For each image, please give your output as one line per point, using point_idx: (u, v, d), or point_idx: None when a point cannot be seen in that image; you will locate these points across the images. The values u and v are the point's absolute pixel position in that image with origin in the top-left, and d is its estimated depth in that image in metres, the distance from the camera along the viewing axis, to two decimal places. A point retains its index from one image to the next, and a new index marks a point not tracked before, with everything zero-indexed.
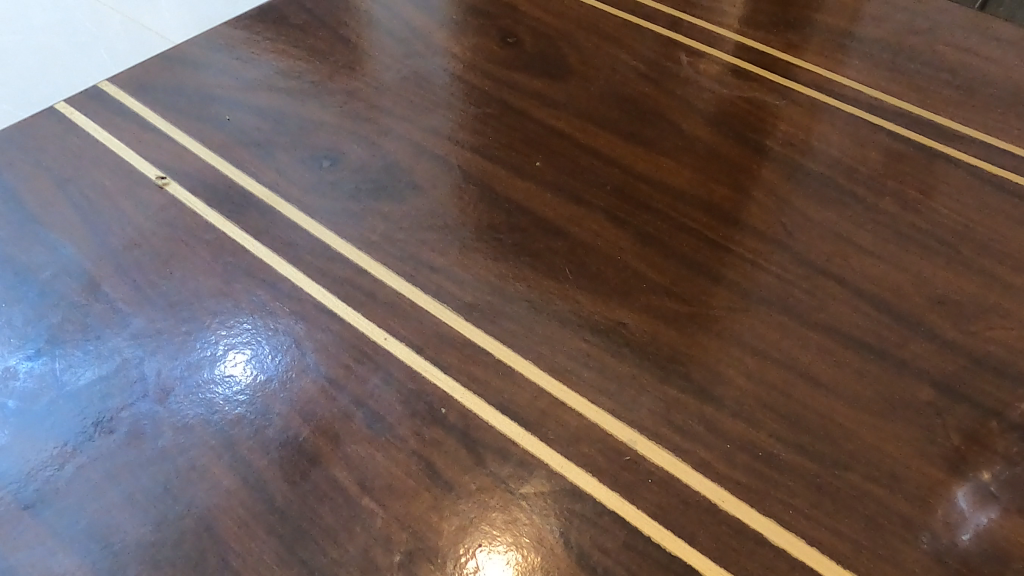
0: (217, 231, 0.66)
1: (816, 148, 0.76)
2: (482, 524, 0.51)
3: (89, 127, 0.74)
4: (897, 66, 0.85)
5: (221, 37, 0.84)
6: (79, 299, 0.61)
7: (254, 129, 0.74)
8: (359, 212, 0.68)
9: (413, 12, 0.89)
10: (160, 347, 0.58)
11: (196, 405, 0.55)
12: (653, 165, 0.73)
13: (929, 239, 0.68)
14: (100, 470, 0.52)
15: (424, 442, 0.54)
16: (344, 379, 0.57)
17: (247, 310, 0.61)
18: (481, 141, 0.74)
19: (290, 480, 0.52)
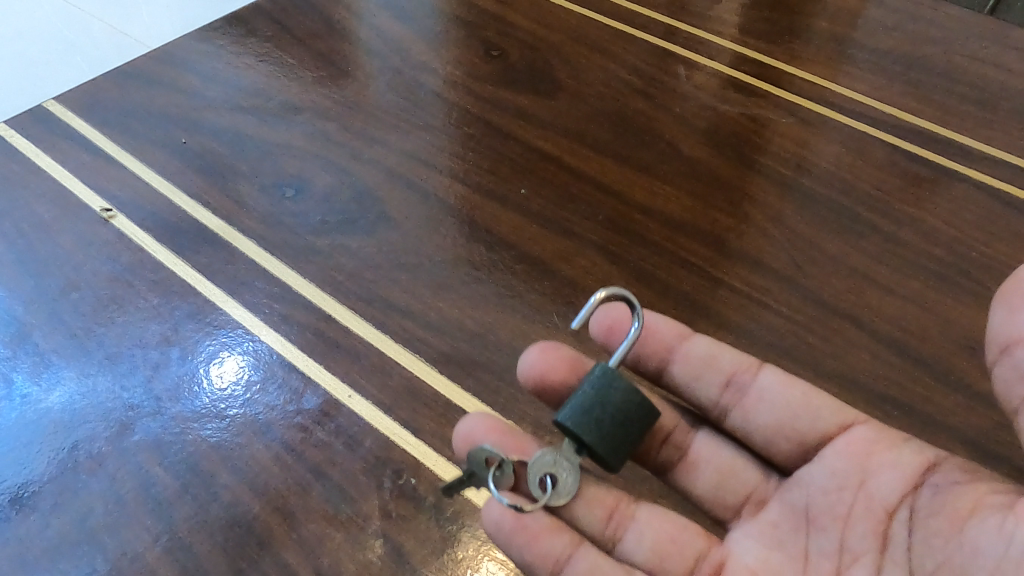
0: (166, 271, 0.59)
1: (827, 171, 0.70)
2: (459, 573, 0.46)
3: (29, 151, 0.67)
4: (911, 80, 0.79)
5: (181, 49, 0.78)
6: (6, 351, 0.54)
7: (213, 153, 0.68)
8: (325, 247, 0.61)
9: (389, 22, 0.83)
10: (94, 407, 0.51)
11: (132, 476, 0.48)
12: (649, 191, 0.67)
13: (952, 273, 0.62)
14: (18, 558, 0.45)
15: (390, 520, 0.48)
16: (301, 444, 0.50)
17: (195, 362, 0.54)
18: (462, 166, 0.68)
19: (235, 567, 0.45)
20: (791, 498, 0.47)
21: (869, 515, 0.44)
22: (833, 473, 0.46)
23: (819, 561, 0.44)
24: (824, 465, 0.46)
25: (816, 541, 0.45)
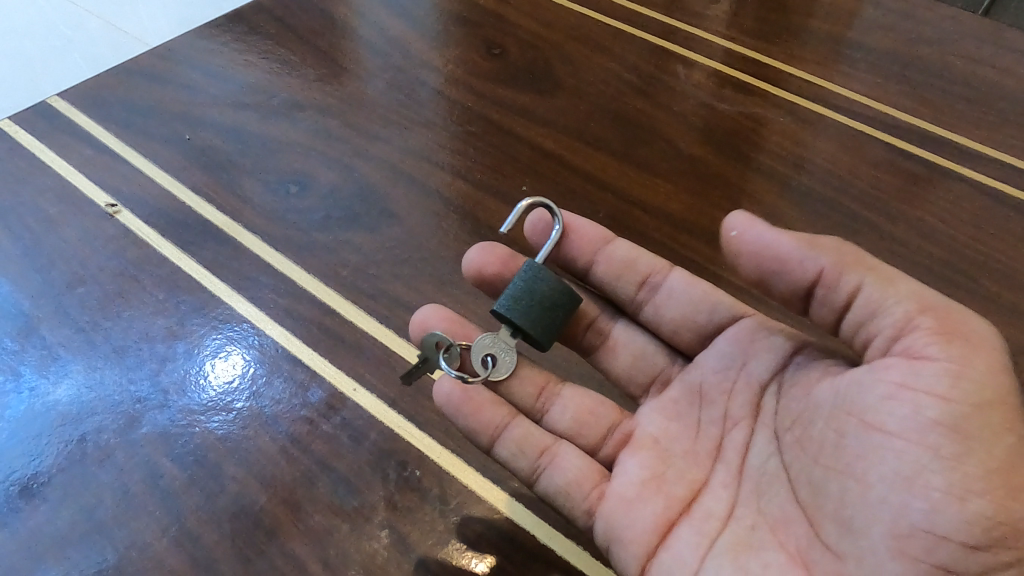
0: (171, 266, 0.60)
1: (824, 169, 0.71)
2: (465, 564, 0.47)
3: (34, 147, 0.67)
4: (907, 79, 0.80)
5: (184, 46, 0.78)
6: (13, 344, 0.55)
7: (216, 149, 0.68)
8: (329, 242, 0.62)
9: (391, 20, 0.83)
10: (101, 400, 0.52)
11: (139, 468, 0.49)
12: (648, 188, 0.68)
13: (948, 271, 0.63)
14: (28, 548, 0.46)
15: (395, 511, 0.48)
16: (307, 436, 0.51)
17: (200, 355, 0.55)
18: (463, 163, 0.69)
19: (243, 557, 0.46)
20: (688, 377, 0.50)
21: (748, 388, 0.48)
22: (722, 355, 0.49)
23: (708, 428, 0.48)
24: (716, 348, 0.50)
25: (706, 412, 0.48)
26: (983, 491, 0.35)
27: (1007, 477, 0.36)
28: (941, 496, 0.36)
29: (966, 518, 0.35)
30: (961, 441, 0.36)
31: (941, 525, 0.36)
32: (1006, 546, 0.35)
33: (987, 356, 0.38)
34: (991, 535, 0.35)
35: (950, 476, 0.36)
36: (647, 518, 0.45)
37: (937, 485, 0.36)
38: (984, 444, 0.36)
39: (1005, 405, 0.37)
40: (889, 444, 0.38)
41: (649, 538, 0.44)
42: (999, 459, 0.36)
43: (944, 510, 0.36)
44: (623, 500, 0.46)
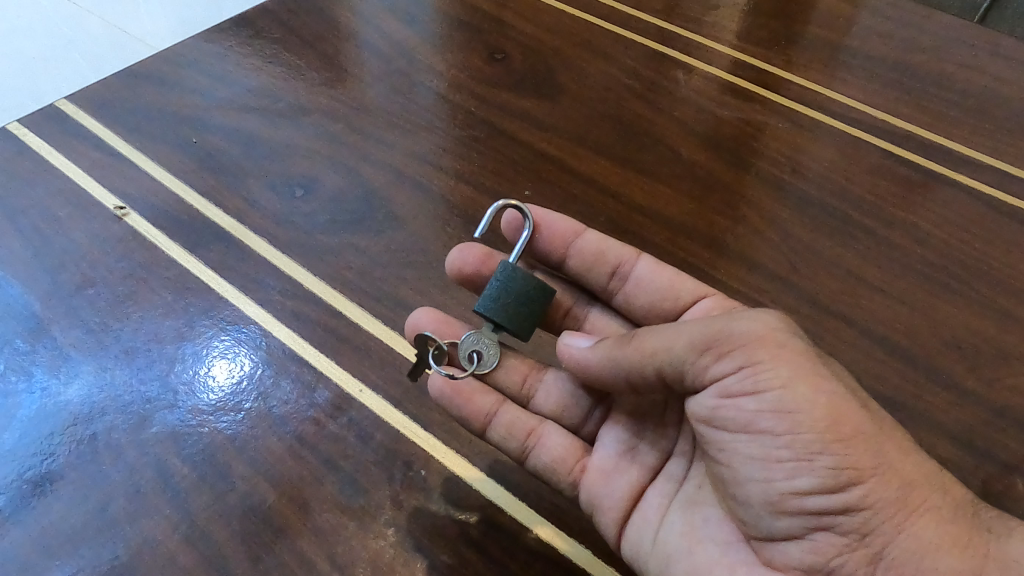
0: (179, 267, 0.61)
1: (821, 174, 0.72)
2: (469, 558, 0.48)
3: (43, 149, 0.68)
4: (903, 86, 0.81)
5: (190, 49, 0.79)
6: (24, 345, 0.55)
7: (223, 152, 0.69)
8: (334, 245, 0.63)
9: (395, 25, 0.84)
10: (112, 399, 0.53)
11: (150, 467, 0.50)
12: (648, 193, 0.69)
13: (943, 276, 0.64)
14: (41, 545, 0.47)
15: (401, 510, 0.49)
16: (315, 436, 0.52)
17: (209, 356, 0.56)
18: (466, 167, 0.70)
19: (252, 554, 0.47)
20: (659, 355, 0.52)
21: None
22: None
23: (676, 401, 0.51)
24: None
25: None
26: (821, 448, 0.38)
27: (841, 430, 0.38)
28: (792, 466, 0.39)
29: (817, 474, 0.38)
30: (788, 417, 0.38)
31: (801, 485, 0.38)
32: (857, 483, 0.38)
33: (780, 347, 0.40)
34: (840, 480, 0.38)
35: (791, 445, 0.38)
36: (623, 486, 0.49)
37: (785, 456, 0.39)
38: (807, 413, 0.38)
39: (813, 373, 0.39)
40: (737, 440, 0.41)
41: (623, 503, 0.48)
42: (827, 417, 0.38)
43: (799, 474, 0.38)
44: (601, 470, 0.49)
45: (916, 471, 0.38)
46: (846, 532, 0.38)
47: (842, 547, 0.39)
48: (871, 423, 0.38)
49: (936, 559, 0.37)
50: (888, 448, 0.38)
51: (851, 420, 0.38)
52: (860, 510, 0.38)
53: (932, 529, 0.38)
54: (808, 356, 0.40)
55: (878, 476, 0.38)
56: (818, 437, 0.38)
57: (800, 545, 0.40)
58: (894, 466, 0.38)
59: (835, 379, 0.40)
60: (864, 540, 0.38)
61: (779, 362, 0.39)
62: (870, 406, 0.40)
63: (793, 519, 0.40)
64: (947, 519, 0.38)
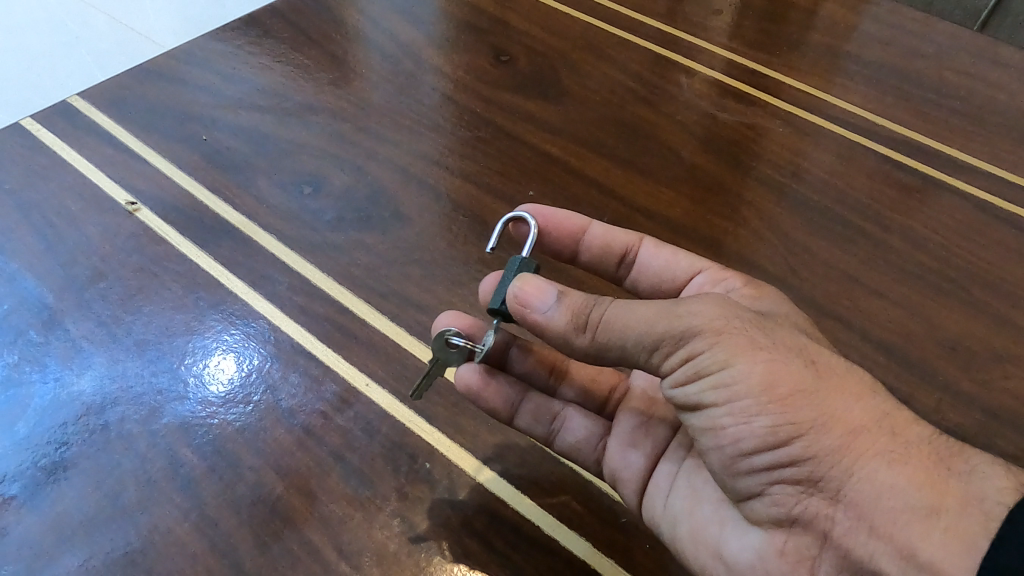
0: (190, 262, 0.62)
1: (820, 178, 0.73)
2: (471, 549, 0.49)
3: (56, 145, 0.70)
4: (903, 92, 0.82)
5: (200, 48, 0.80)
6: (38, 336, 0.57)
7: (233, 150, 0.71)
8: (342, 242, 0.64)
9: (402, 26, 0.85)
10: (124, 391, 0.54)
11: (161, 457, 0.51)
12: (650, 195, 0.70)
13: (938, 279, 0.65)
14: (55, 531, 0.48)
15: (406, 501, 0.51)
16: (321, 429, 0.53)
17: (219, 350, 0.57)
18: (472, 167, 0.71)
19: (260, 543, 0.48)
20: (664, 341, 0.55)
21: None
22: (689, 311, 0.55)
23: None
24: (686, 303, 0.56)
25: None
26: (758, 410, 0.39)
27: (776, 391, 0.39)
28: (739, 431, 0.40)
29: (759, 435, 0.39)
30: (726, 388, 0.40)
31: (748, 448, 0.40)
32: (797, 437, 0.39)
33: (716, 326, 0.40)
34: (780, 437, 0.39)
35: (732, 413, 0.40)
36: (640, 459, 0.51)
37: (728, 424, 0.40)
38: (743, 381, 0.39)
39: (747, 343, 0.40)
40: (694, 415, 0.43)
41: (642, 475, 0.51)
42: (760, 382, 0.39)
43: (743, 437, 0.40)
44: (618, 447, 0.52)
45: (863, 416, 0.39)
46: (800, 482, 0.40)
47: (800, 495, 0.40)
48: (810, 379, 0.39)
49: (890, 497, 0.37)
50: (828, 401, 0.39)
51: (786, 381, 0.39)
52: (805, 461, 0.39)
53: (884, 469, 0.37)
54: (745, 328, 0.40)
55: (819, 427, 0.38)
56: (753, 401, 0.39)
57: (763, 501, 0.42)
58: (836, 417, 0.38)
59: (774, 344, 0.40)
60: (817, 487, 0.39)
61: (716, 339, 0.40)
62: (813, 362, 0.40)
63: (751, 477, 0.41)
64: (901, 458, 0.37)
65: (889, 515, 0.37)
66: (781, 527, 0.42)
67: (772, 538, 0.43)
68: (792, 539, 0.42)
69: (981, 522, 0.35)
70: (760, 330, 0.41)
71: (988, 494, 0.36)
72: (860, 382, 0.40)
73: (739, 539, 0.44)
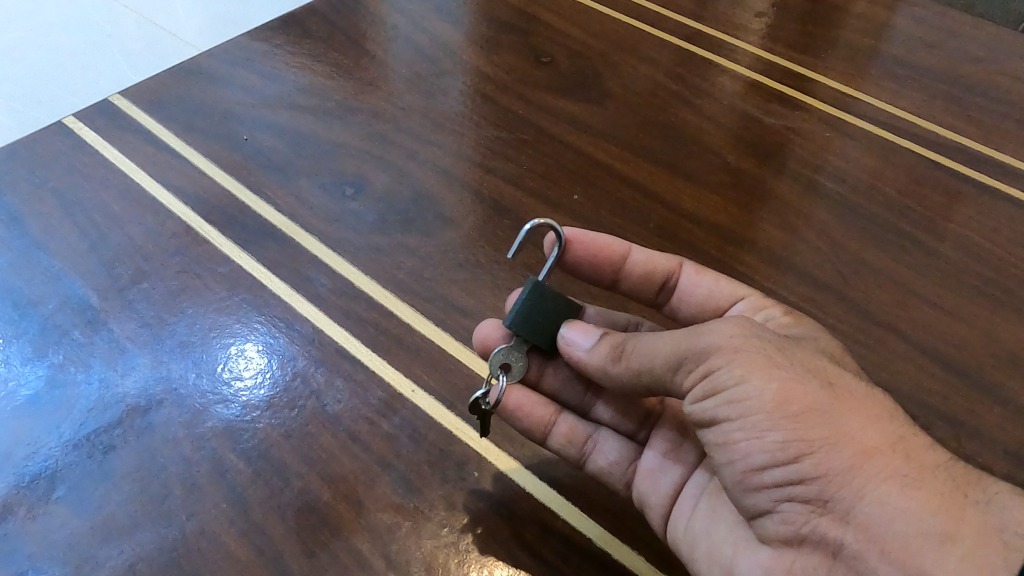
0: (232, 263, 0.61)
1: (869, 184, 0.71)
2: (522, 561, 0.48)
3: (97, 143, 0.69)
4: (954, 97, 0.80)
5: (238, 47, 0.80)
6: (81, 336, 0.56)
7: (273, 150, 0.70)
8: (384, 244, 0.64)
9: (441, 26, 0.85)
10: (168, 393, 0.54)
11: (206, 461, 0.51)
12: (696, 200, 0.69)
13: (996, 290, 0.64)
14: (100, 534, 0.47)
15: (454, 510, 0.50)
16: (368, 435, 0.52)
17: (262, 353, 0.56)
18: (514, 170, 0.70)
19: (308, 551, 0.47)
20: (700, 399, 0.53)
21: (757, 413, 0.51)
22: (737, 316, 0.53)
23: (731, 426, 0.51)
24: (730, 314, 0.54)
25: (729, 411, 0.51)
26: (769, 425, 0.38)
27: (789, 408, 0.38)
28: (752, 446, 0.39)
29: (769, 449, 0.39)
30: (738, 404, 0.39)
31: (758, 463, 0.39)
32: (807, 453, 0.38)
33: (734, 345, 0.40)
34: (791, 453, 0.38)
35: (743, 428, 0.39)
36: (669, 484, 0.49)
37: (739, 438, 0.40)
38: (755, 397, 0.39)
39: (764, 361, 0.39)
40: (709, 432, 0.42)
41: (669, 501, 0.49)
42: (773, 398, 0.38)
43: (753, 452, 0.39)
44: (648, 471, 0.50)
45: (877, 436, 0.37)
46: (809, 500, 0.38)
47: (809, 515, 0.39)
48: (825, 398, 0.38)
49: (903, 522, 0.36)
50: (842, 420, 0.38)
51: (801, 397, 0.38)
52: (815, 479, 0.38)
53: (897, 492, 0.36)
54: (765, 348, 0.40)
55: (828, 445, 0.37)
56: (765, 416, 0.39)
57: (772, 519, 0.41)
58: (848, 436, 0.37)
59: (791, 364, 0.40)
60: (826, 506, 0.38)
61: (732, 357, 0.40)
62: (830, 383, 0.39)
63: (761, 495, 0.40)
64: (916, 483, 0.36)
65: (902, 541, 0.35)
66: (788, 546, 0.40)
67: (779, 557, 0.41)
68: (801, 556, 0.40)
69: (1003, 551, 0.34)
70: (779, 351, 0.40)
71: (1009, 525, 0.35)
72: (876, 405, 0.39)
73: (749, 556, 0.43)
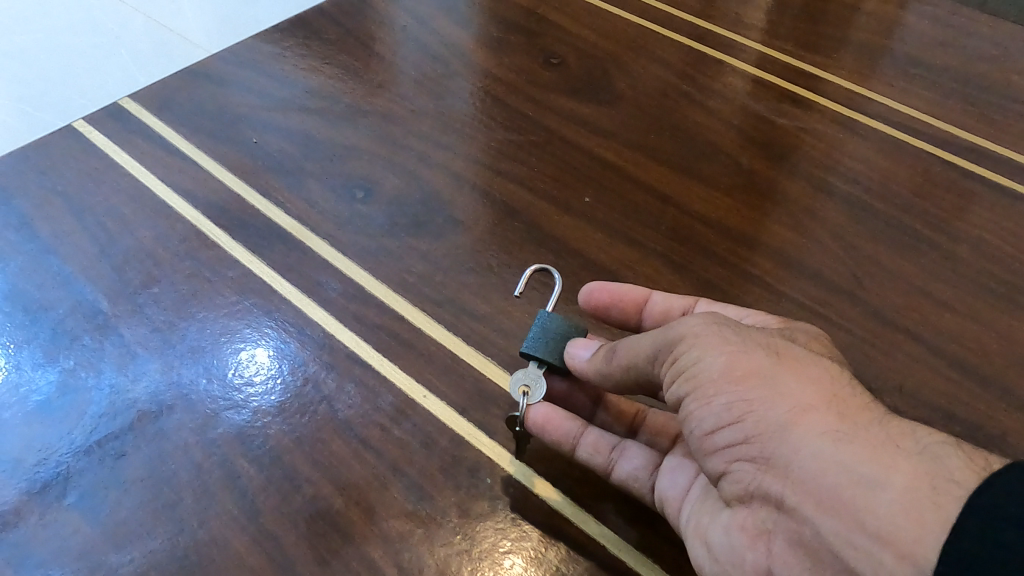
0: (242, 267, 0.61)
1: (883, 185, 0.71)
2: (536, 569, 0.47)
3: (107, 147, 0.69)
4: (968, 97, 0.79)
5: (247, 50, 0.80)
6: (91, 341, 0.56)
7: (283, 153, 0.70)
8: (394, 247, 0.63)
9: (450, 27, 0.84)
10: (179, 398, 0.53)
11: (217, 467, 0.50)
12: (708, 202, 0.68)
13: (1013, 292, 0.63)
14: (112, 541, 0.47)
15: (467, 517, 0.49)
16: (379, 441, 0.52)
17: (272, 358, 0.56)
18: (525, 172, 0.69)
19: (320, 559, 0.47)
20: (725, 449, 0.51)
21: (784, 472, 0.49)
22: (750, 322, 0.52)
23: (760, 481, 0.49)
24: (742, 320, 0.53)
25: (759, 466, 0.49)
26: (715, 390, 0.40)
27: (734, 374, 0.40)
28: (705, 413, 0.41)
29: (717, 414, 0.40)
30: (691, 376, 0.42)
31: (709, 428, 0.41)
32: (749, 413, 0.39)
33: (693, 326, 0.43)
34: (734, 415, 0.40)
35: (696, 397, 0.41)
36: (685, 479, 0.47)
37: (693, 408, 0.42)
38: (704, 367, 0.41)
39: (718, 337, 0.42)
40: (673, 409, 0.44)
41: (687, 493, 0.46)
42: (720, 367, 0.41)
43: (704, 417, 0.41)
44: (667, 469, 0.48)
45: (814, 396, 0.39)
46: (754, 459, 0.39)
47: (756, 474, 0.39)
48: (769, 364, 0.40)
49: (833, 471, 0.36)
50: (784, 383, 0.39)
51: (746, 365, 0.40)
52: (755, 437, 0.39)
53: (829, 446, 0.36)
54: (721, 328, 0.43)
55: (766, 403, 0.39)
56: (713, 383, 0.41)
57: (729, 485, 0.42)
58: (787, 395, 0.39)
59: (744, 340, 0.42)
60: (768, 463, 0.39)
61: (690, 335, 0.42)
62: (777, 353, 0.41)
63: (716, 460, 0.42)
64: (848, 437, 0.36)
65: (832, 489, 0.36)
66: (743, 504, 0.41)
67: (736, 517, 0.42)
68: (751, 513, 0.41)
69: (929, 496, 0.33)
70: (734, 330, 0.43)
71: (942, 471, 0.34)
72: (822, 371, 0.40)
73: (713, 523, 0.43)
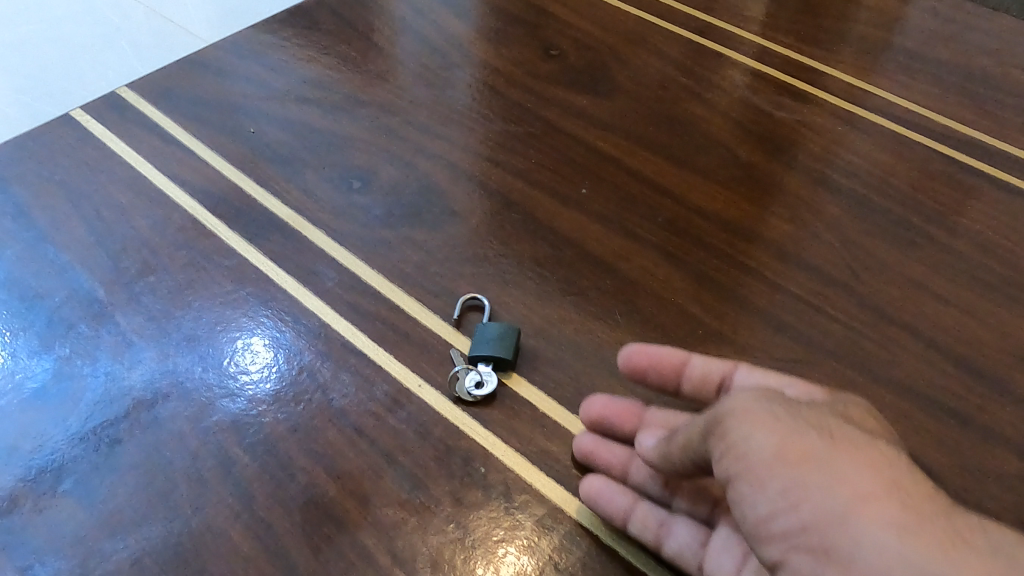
0: (239, 257, 0.61)
1: (882, 179, 0.71)
2: (528, 557, 0.47)
3: (104, 136, 0.69)
4: (968, 91, 0.79)
5: (246, 40, 0.80)
6: (87, 330, 0.56)
7: (281, 143, 0.70)
8: (391, 238, 0.63)
9: (449, 19, 0.84)
10: (175, 386, 0.54)
11: (211, 455, 0.50)
12: (705, 195, 0.68)
13: (1009, 286, 0.63)
14: (107, 528, 0.47)
15: (460, 506, 0.49)
16: (374, 429, 0.52)
17: (267, 347, 0.56)
18: (522, 163, 0.69)
19: (314, 547, 0.47)
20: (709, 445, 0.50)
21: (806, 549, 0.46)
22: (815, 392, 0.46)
23: None
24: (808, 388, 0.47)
25: None
26: (769, 475, 0.36)
27: (789, 460, 0.36)
28: (758, 504, 0.36)
29: (771, 500, 0.36)
30: (744, 459, 0.37)
31: (763, 514, 0.36)
32: (806, 496, 0.35)
33: (744, 406, 0.38)
34: (789, 500, 0.35)
35: (748, 483, 0.37)
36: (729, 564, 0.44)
37: (747, 493, 0.37)
38: (757, 452, 0.36)
39: (771, 416, 0.37)
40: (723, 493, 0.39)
41: None
42: (773, 452, 0.36)
43: (757, 502, 0.36)
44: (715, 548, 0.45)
45: (875, 483, 0.34)
46: (812, 550, 0.35)
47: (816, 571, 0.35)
48: (826, 446, 0.36)
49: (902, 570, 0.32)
50: (846, 472, 0.35)
51: (803, 445, 0.36)
52: (815, 526, 0.34)
53: (894, 539, 0.33)
54: (771, 405, 0.38)
55: (824, 485, 0.35)
56: (766, 468, 0.36)
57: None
58: (849, 478, 0.34)
59: (795, 418, 0.37)
60: (829, 558, 0.34)
61: (743, 414, 0.38)
62: (831, 433, 0.36)
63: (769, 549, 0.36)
64: (915, 526, 0.33)
65: None
66: None
67: None
68: None
69: None
70: (786, 407, 0.38)
71: None
72: (882, 453, 0.36)
73: None
